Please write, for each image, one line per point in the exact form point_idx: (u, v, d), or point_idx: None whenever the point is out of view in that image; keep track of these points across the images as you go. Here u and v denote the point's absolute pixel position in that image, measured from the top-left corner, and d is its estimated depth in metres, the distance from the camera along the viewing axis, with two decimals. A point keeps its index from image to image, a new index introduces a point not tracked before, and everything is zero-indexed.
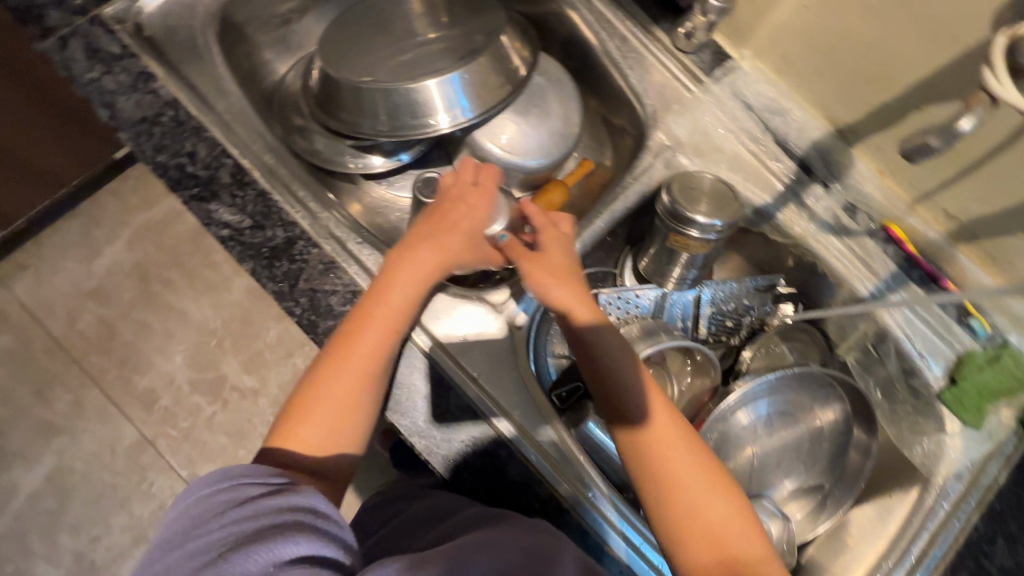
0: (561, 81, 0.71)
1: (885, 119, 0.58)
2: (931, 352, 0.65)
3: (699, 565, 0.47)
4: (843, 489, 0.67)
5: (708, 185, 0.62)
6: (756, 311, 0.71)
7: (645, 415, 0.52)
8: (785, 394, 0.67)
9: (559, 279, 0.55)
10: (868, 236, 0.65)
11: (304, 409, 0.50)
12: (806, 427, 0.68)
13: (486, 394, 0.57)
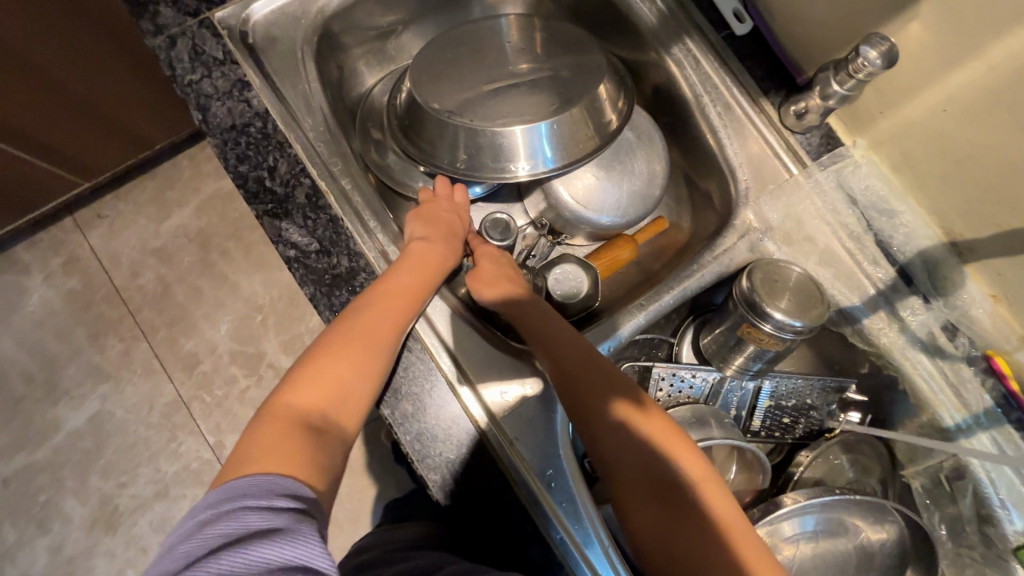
0: (651, 139, 0.68)
1: (1012, 243, 0.52)
2: (1015, 502, 0.57)
3: (635, 487, 0.52)
4: None
5: (793, 280, 0.58)
6: (818, 412, 0.65)
7: (596, 383, 0.54)
8: (838, 511, 0.61)
9: (497, 282, 0.60)
10: (966, 362, 0.58)
11: (312, 368, 0.49)
12: (854, 551, 0.62)
13: (522, 457, 0.54)
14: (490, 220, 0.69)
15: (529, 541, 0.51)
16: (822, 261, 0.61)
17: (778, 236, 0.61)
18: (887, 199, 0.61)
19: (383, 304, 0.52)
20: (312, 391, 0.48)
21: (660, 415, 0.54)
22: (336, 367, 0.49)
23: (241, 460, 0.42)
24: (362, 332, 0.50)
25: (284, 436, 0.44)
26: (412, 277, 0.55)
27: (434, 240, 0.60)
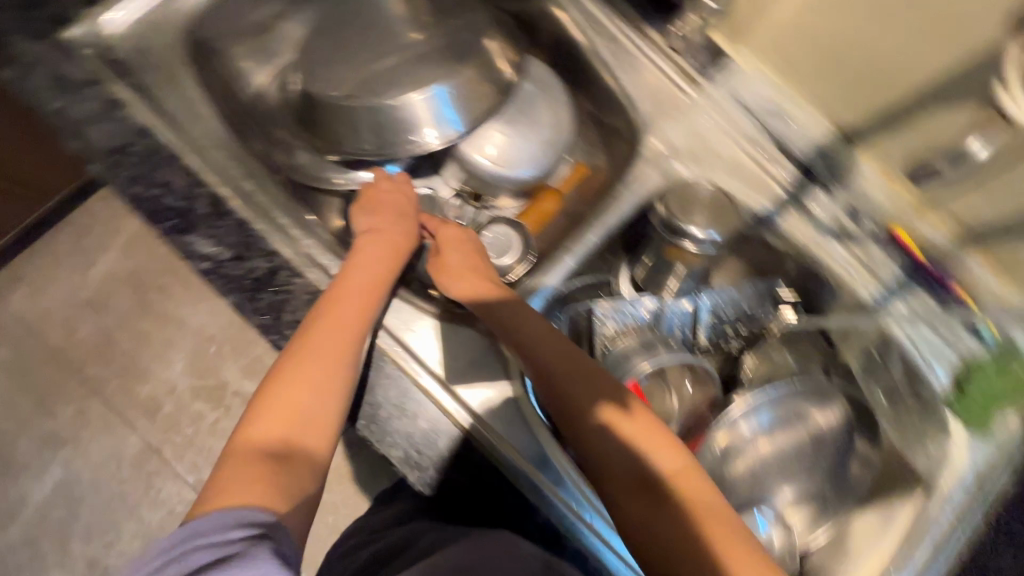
0: (550, 87, 0.67)
1: (890, 118, 0.60)
2: (935, 356, 0.63)
3: (622, 485, 0.49)
4: (840, 498, 0.64)
5: (704, 195, 0.60)
6: (756, 316, 0.68)
7: (568, 377, 0.53)
8: (791, 406, 0.63)
9: (464, 275, 0.59)
10: (872, 240, 0.63)
11: (273, 398, 0.49)
12: (818, 442, 0.64)
13: (480, 419, 0.54)
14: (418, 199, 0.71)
15: (502, 494, 0.53)
16: (731, 172, 0.63)
17: (684, 155, 0.63)
18: (778, 103, 0.64)
19: (339, 320, 0.52)
20: (280, 411, 0.48)
21: (638, 407, 0.53)
22: (297, 393, 0.49)
23: (212, 489, 0.43)
24: (325, 349, 0.51)
25: (254, 463, 0.45)
26: (360, 293, 0.54)
27: (382, 249, 0.59)
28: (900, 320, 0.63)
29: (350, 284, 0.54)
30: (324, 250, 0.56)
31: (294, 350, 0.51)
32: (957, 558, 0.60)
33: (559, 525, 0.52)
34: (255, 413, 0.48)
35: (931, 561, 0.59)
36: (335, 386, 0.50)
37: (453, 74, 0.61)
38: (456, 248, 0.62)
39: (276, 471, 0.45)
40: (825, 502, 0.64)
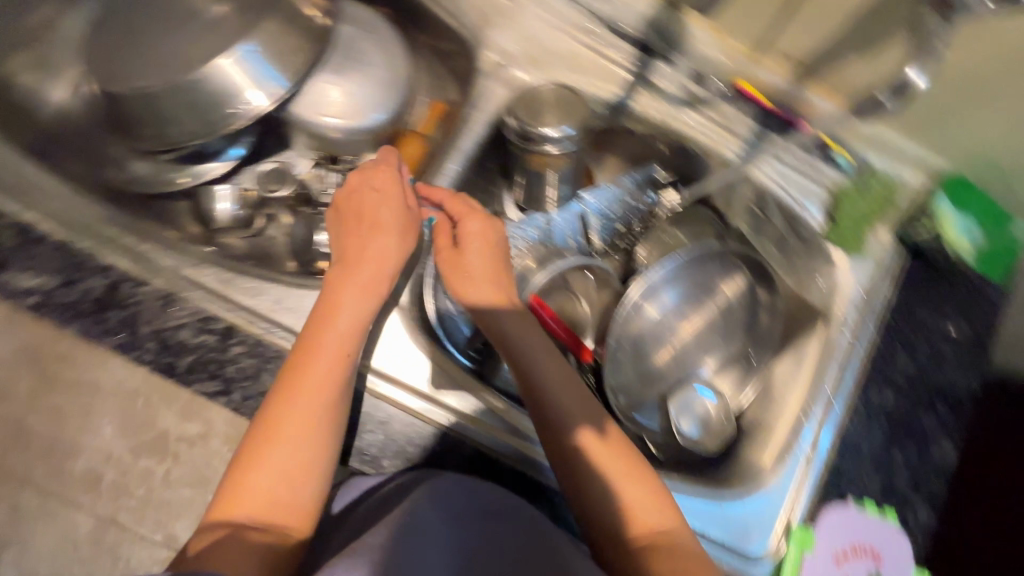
0: (372, 25, 0.64)
1: None
2: (805, 196, 0.66)
3: (619, 542, 0.50)
4: (763, 349, 0.69)
5: (549, 96, 0.59)
6: (641, 206, 0.69)
7: (582, 438, 0.52)
8: (692, 281, 0.66)
9: (480, 281, 0.56)
10: (721, 100, 0.63)
11: (254, 463, 0.45)
12: (723, 307, 0.68)
13: (397, 382, 0.54)
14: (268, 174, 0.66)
15: (427, 441, 0.53)
16: (572, 67, 0.63)
17: (522, 61, 0.62)
18: None
19: (321, 382, 0.47)
20: (260, 485, 0.45)
21: (644, 470, 0.53)
22: (283, 461, 0.46)
23: (199, 549, 0.42)
24: (308, 417, 0.47)
25: (226, 532, 0.43)
26: (340, 354, 0.49)
27: (365, 281, 0.53)
28: (764, 166, 0.65)
29: (327, 341, 0.49)
30: (164, 250, 0.53)
31: (279, 407, 0.47)
32: (864, 372, 0.63)
33: (489, 453, 0.54)
34: (232, 480, 0.45)
35: (841, 379, 0.63)
36: (313, 454, 0.47)
37: (247, 21, 0.55)
38: (475, 245, 0.57)
39: (251, 546, 0.43)
40: (738, 360, 0.69)
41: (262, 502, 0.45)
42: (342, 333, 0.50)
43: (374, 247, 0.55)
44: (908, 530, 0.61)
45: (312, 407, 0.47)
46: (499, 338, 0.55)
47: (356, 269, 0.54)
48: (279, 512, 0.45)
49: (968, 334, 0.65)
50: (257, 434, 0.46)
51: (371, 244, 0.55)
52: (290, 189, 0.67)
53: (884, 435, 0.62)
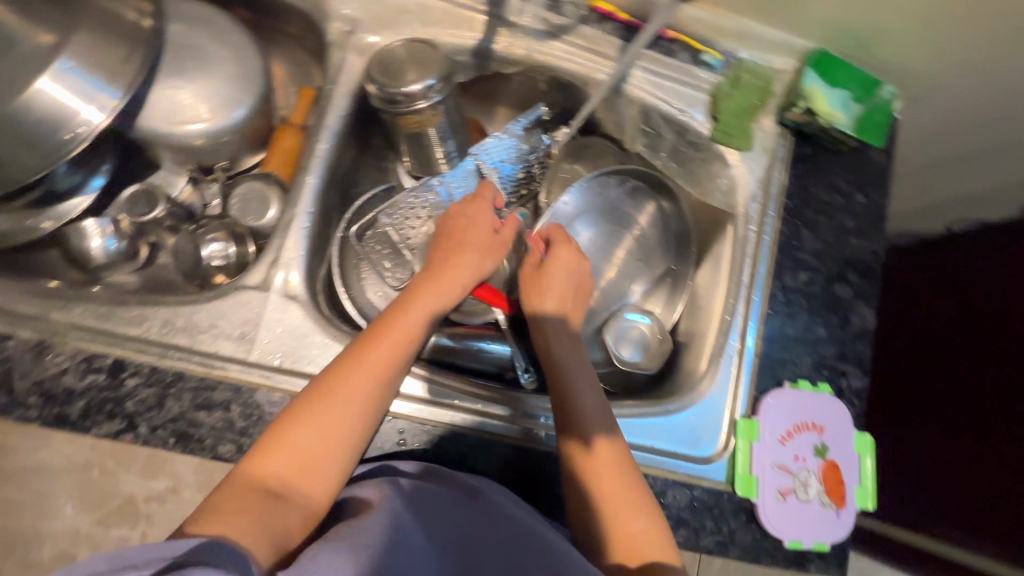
0: (207, 19, 0.61)
1: None
2: (688, 103, 0.66)
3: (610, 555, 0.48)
4: (683, 262, 0.70)
5: (404, 53, 0.57)
6: (536, 149, 0.68)
7: (602, 458, 0.51)
8: (600, 211, 0.69)
9: (560, 293, 0.60)
10: (582, 23, 0.63)
11: (298, 427, 0.44)
12: (638, 232, 0.71)
13: None
14: (142, 192, 0.62)
15: None
16: (424, 21, 0.61)
17: (372, 25, 0.60)
18: None
19: (381, 362, 0.47)
20: (298, 444, 0.43)
21: (649, 506, 0.50)
22: (321, 435, 0.44)
23: (205, 509, 0.38)
24: (364, 392, 0.45)
25: (246, 492, 0.40)
26: (397, 343, 0.48)
27: (445, 272, 0.54)
28: (639, 81, 0.65)
29: (398, 330, 0.49)
30: (22, 296, 0.50)
31: (338, 372, 0.46)
32: (776, 259, 0.65)
33: (423, 422, 0.56)
34: (278, 431, 0.44)
35: (756, 270, 0.65)
36: (355, 430, 0.45)
37: (55, 39, 0.51)
38: (562, 266, 0.61)
39: (263, 508, 0.40)
40: (660, 280, 0.71)
41: (289, 469, 0.42)
42: (412, 319, 0.50)
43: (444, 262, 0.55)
44: (844, 397, 0.63)
45: (367, 386, 0.46)
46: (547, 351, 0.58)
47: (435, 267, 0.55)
48: (301, 480, 0.42)
49: (863, 200, 0.67)
50: (310, 396, 0.45)
51: (455, 260, 0.55)
52: (164, 208, 0.62)
53: (804, 313, 0.64)
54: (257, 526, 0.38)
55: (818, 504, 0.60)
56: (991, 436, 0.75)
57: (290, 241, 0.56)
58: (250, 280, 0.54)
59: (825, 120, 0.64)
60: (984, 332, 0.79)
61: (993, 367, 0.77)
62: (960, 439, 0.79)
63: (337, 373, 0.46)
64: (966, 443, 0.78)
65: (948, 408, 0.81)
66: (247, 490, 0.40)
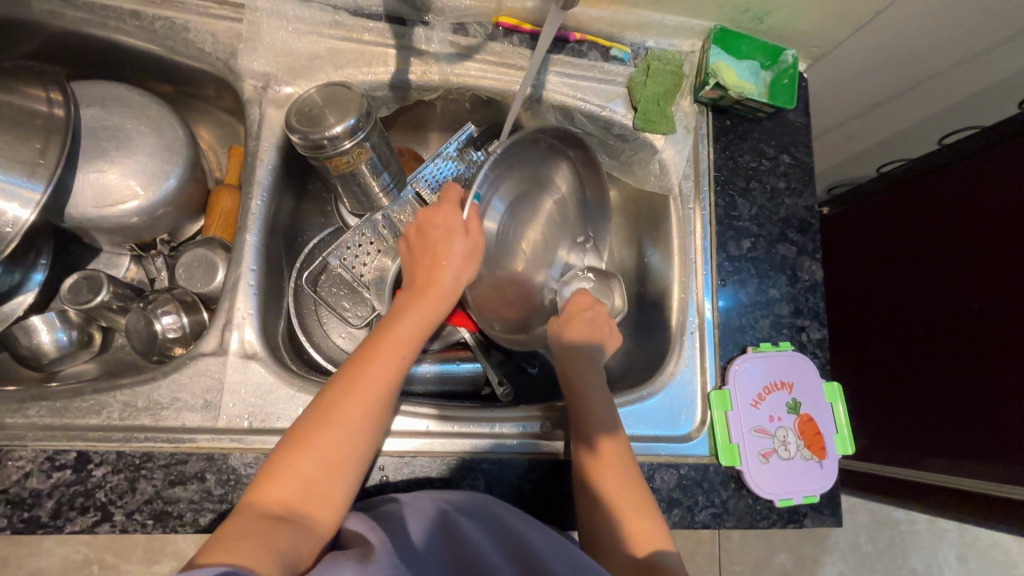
0: (121, 98, 0.61)
1: None
2: (607, 99, 0.68)
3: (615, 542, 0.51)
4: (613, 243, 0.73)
5: (320, 98, 0.58)
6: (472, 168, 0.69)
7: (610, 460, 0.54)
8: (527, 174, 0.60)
9: (586, 325, 0.60)
10: (490, 41, 0.65)
11: (299, 449, 0.43)
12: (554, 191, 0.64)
13: None
14: (83, 276, 0.59)
15: None
16: (336, 63, 0.62)
17: (284, 76, 0.61)
18: None
19: (377, 382, 0.47)
20: (303, 469, 0.43)
21: (652, 503, 0.53)
22: (323, 457, 0.43)
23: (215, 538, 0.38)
24: (364, 415, 0.46)
25: (255, 517, 0.40)
26: (389, 364, 0.48)
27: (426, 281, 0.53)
28: (557, 86, 0.66)
29: (391, 352, 0.48)
30: None
31: (334, 397, 0.46)
32: (717, 231, 0.67)
33: (403, 455, 0.55)
34: (280, 454, 0.43)
35: (701, 245, 0.67)
36: (356, 450, 0.45)
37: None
38: (586, 302, 0.61)
39: (273, 531, 0.39)
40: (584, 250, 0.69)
41: (295, 491, 0.42)
42: (405, 338, 0.50)
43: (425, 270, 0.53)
44: (807, 350, 0.66)
45: (367, 411, 0.46)
46: (581, 385, 0.57)
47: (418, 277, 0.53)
48: (310, 506, 0.42)
49: (789, 160, 0.70)
50: (310, 417, 0.45)
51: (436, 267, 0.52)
52: (108, 292, 0.59)
53: (754, 278, 0.66)
54: (271, 552, 0.38)
55: (800, 458, 0.61)
56: (956, 359, 0.78)
57: (239, 300, 0.56)
58: (206, 347, 0.54)
59: (737, 93, 0.66)
60: (928, 262, 0.83)
61: (944, 294, 0.80)
62: (929, 368, 0.82)
63: (333, 397, 0.46)
64: (936, 370, 0.81)
65: (913, 340, 0.85)
66: (255, 518, 0.40)
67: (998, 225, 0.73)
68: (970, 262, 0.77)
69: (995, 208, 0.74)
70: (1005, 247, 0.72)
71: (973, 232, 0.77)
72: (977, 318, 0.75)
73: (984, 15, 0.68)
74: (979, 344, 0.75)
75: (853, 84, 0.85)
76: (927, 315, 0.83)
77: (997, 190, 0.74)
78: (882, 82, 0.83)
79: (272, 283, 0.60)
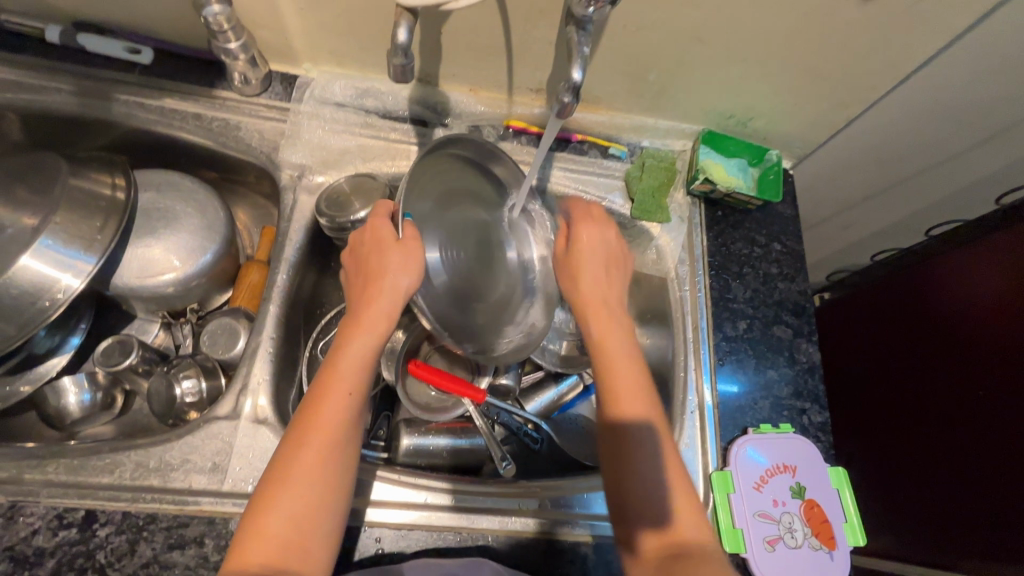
0: (175, 183, 0.69)
1: (421, 55, 0.65)
2: (607, 190, 0.74)
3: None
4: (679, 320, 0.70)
5: (349, 187, 0.65)
6: None
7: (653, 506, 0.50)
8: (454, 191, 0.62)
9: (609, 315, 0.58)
10: (502, 140, 0.74)
11: (265, 511, 0.42)
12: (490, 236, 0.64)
13: (381, 502, 0.56)
14: (116, 341, 0.63)
15: (355, 537, 0.54)
16: (364, 157, 0.70)
17: (318, 167, 0.69)
18: (359, 85, 0.71)
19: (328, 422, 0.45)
20: (273, 527, 0.42)
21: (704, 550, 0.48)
22: (292, 512, 0.42)
23: None
24: (321, 457, 0.44)
25: None
26: (338, 401, 0.46)
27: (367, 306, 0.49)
28: (559, 179, 0.74)
29: (336, 388, 0.47)
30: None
31: (285, 453, 0.45)
32: (714, 313, 0.70)
33: (399, 528, 0.55)
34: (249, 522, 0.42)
35: (699, 325, 0.69)
36: (321, 494, 0.44)
37: (35, 221, 0.57)
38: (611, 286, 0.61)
39: None
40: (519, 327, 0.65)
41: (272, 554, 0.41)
42: (348, 371, 0.47)
43: (362, 294, 0.51)
44: (810, 433, 0.66)
45: (320, 451, 0.45)
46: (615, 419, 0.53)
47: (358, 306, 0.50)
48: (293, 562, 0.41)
49: (780, 248, 0.75)
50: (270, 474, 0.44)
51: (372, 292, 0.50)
52: (138, 356, 0.63)
53: (751, 358, 0.68)
54: None
55: (808, 547, 0.59)
56: (985, 447, 0.78)
57: (257, 366, 0.59)
58: (220, 411, 0.56)
59: (725, 187, 0.72)
60: (951, 353, 0.84)
61: (974, 388, 0.80)
62: (969, 461, 0.80)
63: (286, 455, 0.44)
64: (965, 458, 0.80)
65: (938, 426, 0.85)
66: None
67: (1001, 313, 0.77)
68: (988, 348, 0.78)
69: (1011, 305, 0.75)
70: (1019, 341, 0.74)
71: (986, 325, 0.79)
72: (1006, 413, 0.75)
73: (952, 119, 0.75)
74: (1013, 437, 0.74)
75: (839, 180, 0.91)
76: (954, 399, 0.83)
77: (998, 280, 0.77)
78: (867, 178, 0.90)
79: (289, 351, 0.64)
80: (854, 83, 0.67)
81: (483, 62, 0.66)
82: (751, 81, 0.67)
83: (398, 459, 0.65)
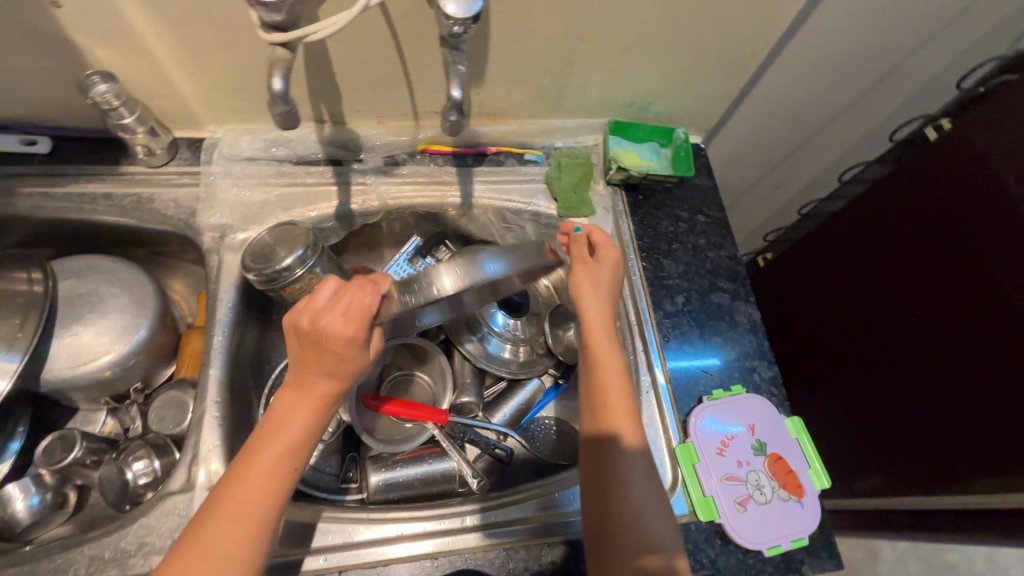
0: (97, 267, 0.68)
1: (318, 98, 0.66)
2: (530, 195, 0.76)
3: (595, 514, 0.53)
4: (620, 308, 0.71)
5: (269, 239, 0.65)
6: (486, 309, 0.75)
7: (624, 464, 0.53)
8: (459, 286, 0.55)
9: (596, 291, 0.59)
10: (419, 164, 0.75)
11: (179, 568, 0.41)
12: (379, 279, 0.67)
13: (356, 543, 0.56)
14: (57, 437, 0.61)
15: None
16: (284, 206, 0.71)
17: (239, 224, 0.69)
18: (268, 136, 0.72)
19: (255, 501, 0.44)
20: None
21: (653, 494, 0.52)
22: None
23: None
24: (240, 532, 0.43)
25: None
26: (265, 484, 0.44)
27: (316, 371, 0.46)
28: (482, 192, 0.75)
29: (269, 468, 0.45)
30: None
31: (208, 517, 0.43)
32: (651, 292, 0.72)
33: (374, 565, 0.54)
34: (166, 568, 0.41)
35: (640, 306, 0.71)
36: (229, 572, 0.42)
37: None
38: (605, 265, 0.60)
39: None
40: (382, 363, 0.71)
41: None
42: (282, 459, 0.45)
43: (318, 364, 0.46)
44: (763, 389, 0.68)
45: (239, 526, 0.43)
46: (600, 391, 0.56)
47: (307, 374, 0.46)
48: None
49: (704, 219, 0.77)
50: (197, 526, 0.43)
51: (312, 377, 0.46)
52: (82, 448, 0.61)
53: (695, 328, 0.70)
54: None
55: (779, 500, 0.61)
56: (936, 361, 0.82)
57: (205, 433, 0.58)
58: (174, 484, 0.55)
59: (639, 171, 0.74)
60: (891, 285, 0.89)
61: (936, 317, 0.81)
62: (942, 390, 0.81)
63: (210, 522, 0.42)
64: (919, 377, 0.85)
65: (893, 353, 0.89)
66: None
67: (926, 237, 0.82)
68: (922, 271, 0.83)
69: (939, 230, 0.80)
70: (947, 259, 0.79)
71: (923, 255, 0.83)
72: (973, 331, 0.76)
73: (835, 72, 0.80)
74: (959, 348, 0.78)
75: (753, 146, 0.95)
76: (901, 324, 0.87)
77: (920, 205, 0.83)
78: (777, 141, 0.94)
79: (239, 413, 0.63)
80: (736, 55, 0.70)
81: (382, 95, 0.68)
82: (639, 68, 0.70)
83: (370, 497, 0.64)
